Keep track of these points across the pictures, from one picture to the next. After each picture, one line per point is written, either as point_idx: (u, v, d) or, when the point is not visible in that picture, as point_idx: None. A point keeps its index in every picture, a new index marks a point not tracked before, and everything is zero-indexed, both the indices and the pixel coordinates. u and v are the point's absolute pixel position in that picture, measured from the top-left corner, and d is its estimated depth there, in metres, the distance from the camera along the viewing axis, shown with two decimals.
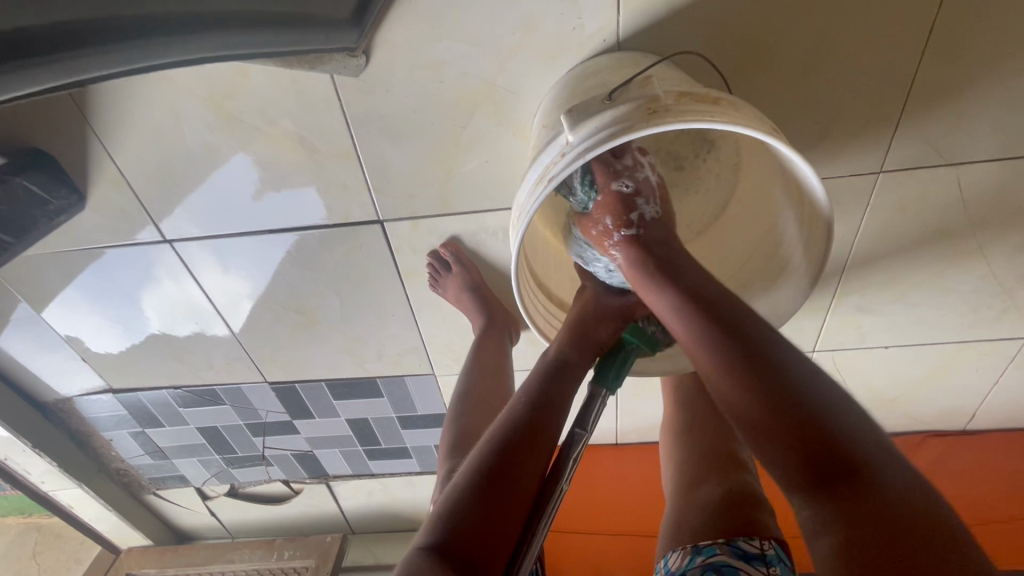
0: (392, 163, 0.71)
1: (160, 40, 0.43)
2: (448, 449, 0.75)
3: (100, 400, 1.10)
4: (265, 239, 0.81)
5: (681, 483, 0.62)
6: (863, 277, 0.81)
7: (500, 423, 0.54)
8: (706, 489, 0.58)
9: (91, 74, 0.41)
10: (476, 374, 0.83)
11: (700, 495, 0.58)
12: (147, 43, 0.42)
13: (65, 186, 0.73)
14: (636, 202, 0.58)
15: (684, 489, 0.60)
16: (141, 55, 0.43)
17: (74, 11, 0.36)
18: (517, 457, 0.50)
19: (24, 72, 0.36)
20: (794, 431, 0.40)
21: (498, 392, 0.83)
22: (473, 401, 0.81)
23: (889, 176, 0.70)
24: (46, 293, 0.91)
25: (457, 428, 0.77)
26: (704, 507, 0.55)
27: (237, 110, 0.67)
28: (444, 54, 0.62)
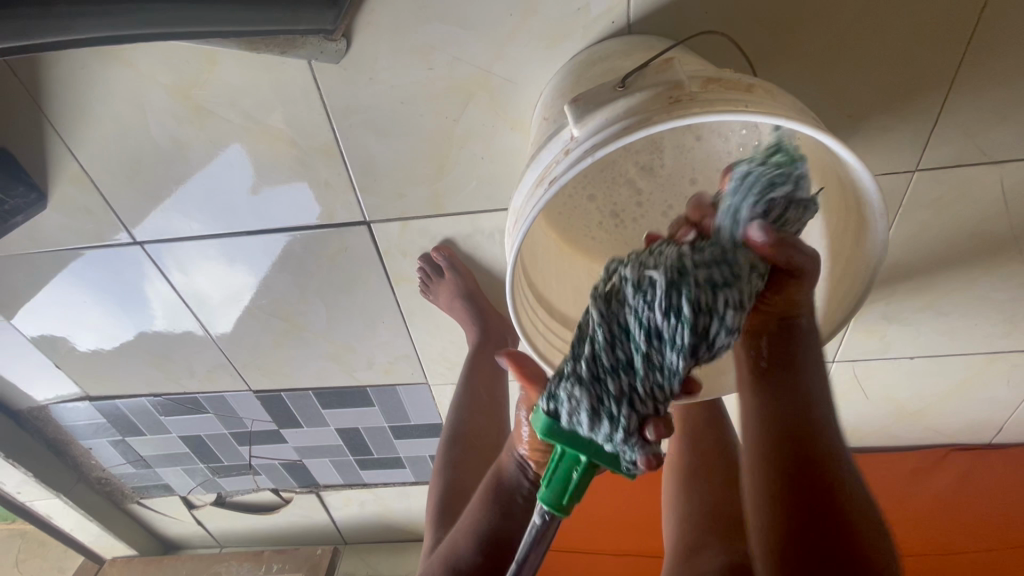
0: (377, 159, 0.65)
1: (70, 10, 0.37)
2: (432, 512, 0.69)
3: (77, 408, 1.04)
4: (245, 240, 0.75)
5: (681, 547, 0.56)
6: (891, 284, 0.75)
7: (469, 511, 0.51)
8: (707, 556, 0.52)
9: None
10: (467, 410, 0.77)
11: (699, 560, 0.52)
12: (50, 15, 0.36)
13: (22, 184, 0.67)
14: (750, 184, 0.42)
15: (684, 553, 0.54)
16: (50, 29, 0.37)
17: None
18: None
19: None
20: (796, 455, 0.36)
21: (490, 432, 0.77)
22: (464, 444, 0.75)
23: (925, 175, 0.63)
24: (11, 297, 0.85)
25: (447, 481, 0.71)
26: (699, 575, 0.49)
27: (207, 100, 0.61)
28: (434, 38, 0.56)
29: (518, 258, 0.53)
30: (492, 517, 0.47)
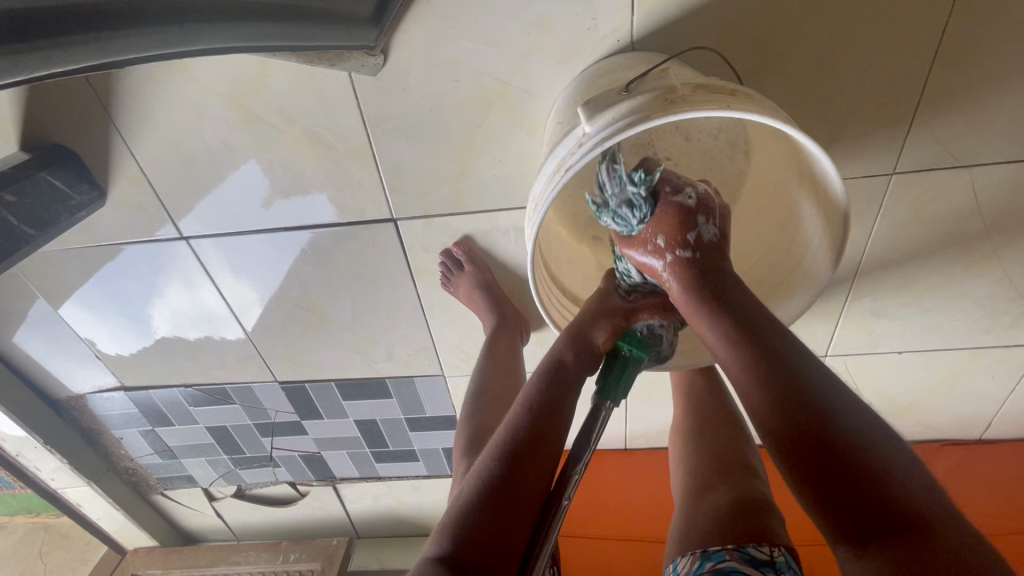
0: (406, 161, 0.72)
1: (181, 29, 0.43)
2: (462, 446, 0.74)
3: (112, 398, 1.11)
4: (280, 237, 0.82)
5: (690, 489, 0.61)
6: (876, 280, 0.81)
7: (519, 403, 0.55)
8: (715, 495, 0.57)
9: (117, 59, 0.42)
10: (489, 372, 0.82)
11: (709, 500, 0.56)
12: (166, 32, 0.42)
13: (87, 182, 0.75)
14: (696, 221, 0.54)
15: (694, 494, 0.59)
16: (162, 44, 0.43)
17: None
18: (518, 473, 0.48)
19: (59, 47, 0.36)
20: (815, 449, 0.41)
21: (511, 391, 0.81)
22: (488, 397, 0.80)
23: (902, 177, 0.70)
24: (62, 289, 0.92)
25: (472, 425, 0.77)
26: (713, 513, 0.54)
27: (256, 108, 0.69)
28: (461, 54, 0.63)
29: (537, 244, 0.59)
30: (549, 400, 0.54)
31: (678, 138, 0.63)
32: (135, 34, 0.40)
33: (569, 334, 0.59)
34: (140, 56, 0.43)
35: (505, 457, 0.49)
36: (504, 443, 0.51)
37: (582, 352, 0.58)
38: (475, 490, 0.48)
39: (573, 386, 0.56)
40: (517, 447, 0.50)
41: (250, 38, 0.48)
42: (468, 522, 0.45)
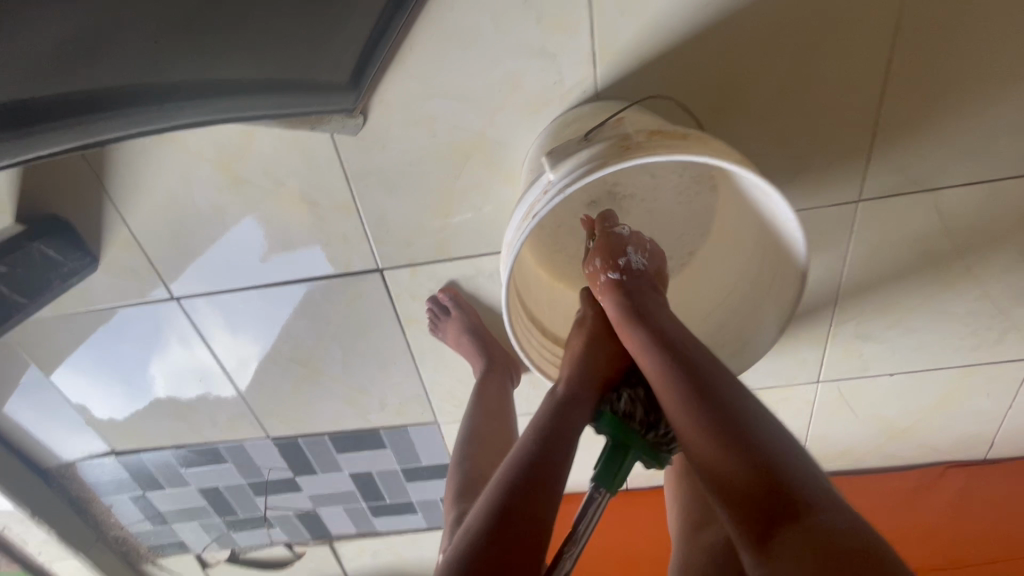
0: (389, 214, 0.75)
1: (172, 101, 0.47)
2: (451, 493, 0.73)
3: (102, 464, 1.09)
4: (271, 293, 0.83)
5: (687, 524, 0.61)
6: (858, 304, 0.82)
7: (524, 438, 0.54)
8: (712, 530, 0.57)
9: (114, 135, 0.45)
10: (480, 417, 0.81)
11: (706, 536, 0.56)
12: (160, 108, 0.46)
13: (79, 250, 0.77)
14: (626, 249, 0.61)
15: (691, 531, 0.59)
16: (160, 118, 0.47)
17: (113, 77, 0.41)
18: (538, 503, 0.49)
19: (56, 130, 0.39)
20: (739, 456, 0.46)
21: (504, 435, 0.81)
22: (479, 443, 0.79)
23: (868, 204, 0.72)
24: (54, 354, 0.93)
25: (464, 472, 0.75)
26: (711, 550, 0.54)
27: (244, 171, 0.72)
28: (436, 111, 0.67)
29: (512, 283, 0.61)
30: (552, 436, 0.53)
31: (650, 180, 0.66)
32: (131, 112, 0.44)
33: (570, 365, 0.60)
34: (132, 134, 0.47)
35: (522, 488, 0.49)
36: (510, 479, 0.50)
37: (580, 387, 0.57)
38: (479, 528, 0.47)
39: (582, 407, 0.56)
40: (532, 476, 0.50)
41: (240, 108, 0.52)
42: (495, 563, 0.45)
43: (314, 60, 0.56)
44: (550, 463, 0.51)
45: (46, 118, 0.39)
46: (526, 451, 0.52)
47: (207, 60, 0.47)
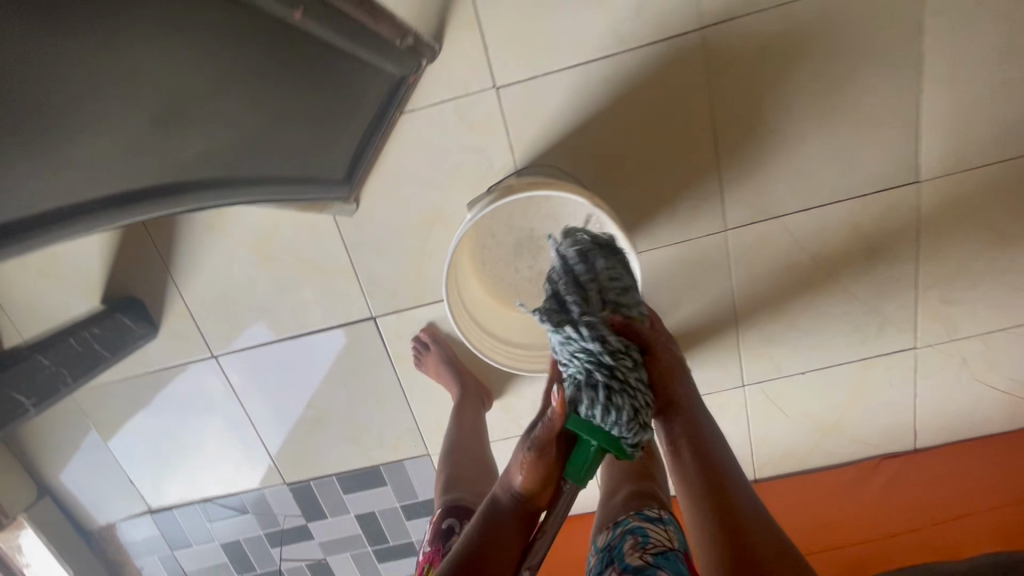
0: (378, 272, 0.99)
1: (235, 184, 0.65)
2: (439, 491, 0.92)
3: (138, 523, 1.23)
4: (290, 345, 1.06)
5: (606, 490, 0.78)
6: (755, 313, 1.02)
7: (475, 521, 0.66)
8: (620, 492, 0.74)
9: (200, 207, 0.63)
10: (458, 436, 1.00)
11: (616, 498, 0.73)
12: (227, 186, 0.64)
13: (146, 320, 1.01)
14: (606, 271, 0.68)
15: (607, 496, 0.76)
16: (228, 192, 0.65)
17: (199, 171, 0.60)
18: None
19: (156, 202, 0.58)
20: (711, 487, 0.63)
21: (479, 448, 0.99)
22: (459, 455, 0.97)
23: (734, 232, 0.96)
24: (113, 415, 1.13)
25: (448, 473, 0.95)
26: (617, 503, 0.71)
27: (272, 249, 0.98)
28: (407, 194, 0.94)
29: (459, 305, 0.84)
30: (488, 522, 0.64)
31: None
32: (210, 191, 0.63)
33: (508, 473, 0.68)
34: (213, 205, 0.65)
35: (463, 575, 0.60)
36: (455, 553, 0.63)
37: (511, 493, 0.65)
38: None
39: (507, 513, 0.65)
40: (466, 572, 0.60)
41: (272, 188, 0.71)
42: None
43: (330, 158, 0.79)
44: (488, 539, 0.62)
45: (149, 195, 0.57)
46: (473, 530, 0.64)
47: (259, 157, 0.66)
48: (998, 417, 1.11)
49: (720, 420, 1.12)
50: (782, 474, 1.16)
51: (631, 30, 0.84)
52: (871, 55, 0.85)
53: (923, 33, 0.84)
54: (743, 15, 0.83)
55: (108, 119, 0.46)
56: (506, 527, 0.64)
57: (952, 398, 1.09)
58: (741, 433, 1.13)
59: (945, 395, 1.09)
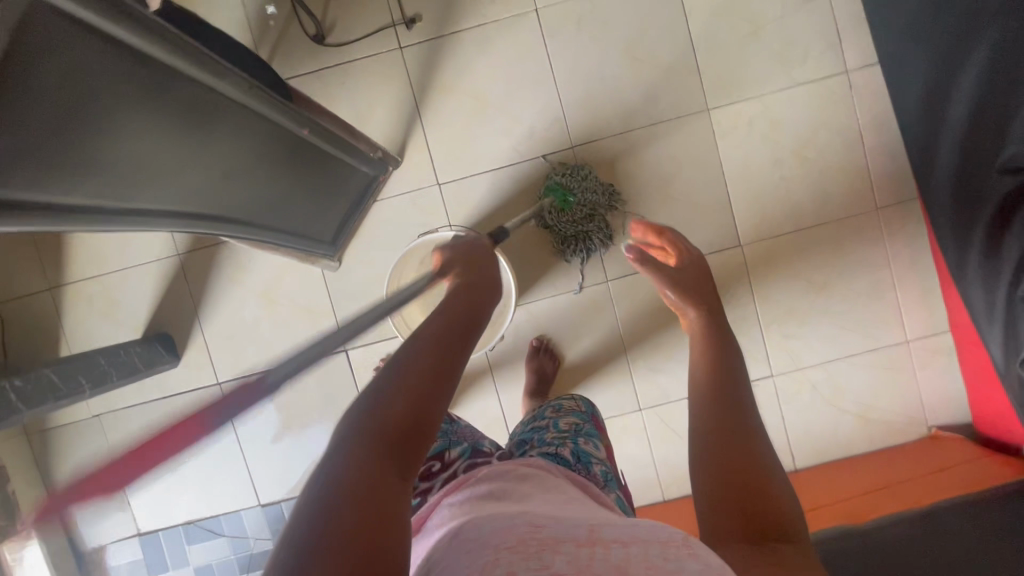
0: (352, 314, 1.33)
1: (267, 228, 1.00)
2: None
3: (125, 546, 1.39)
4: (279, 374, 1.35)
5: None
6: (640, 346, 1.33)
7: (355, 427, 0.50)
8: None
9: (246, 236, 0.96)
10: None
11: None
12: (262, 228, 0.98)
13: (174, 350, 1.33)
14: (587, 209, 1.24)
15: None
16: (263, 231, 0.99)
17: (249, 216, 0.94)
18: (400, 462, 0.49)
19: (225, 230, 0.90)
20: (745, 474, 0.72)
21: None
22: None
23: (614, 282, 1.31)
24: (127, 438, 1.38)
25: None
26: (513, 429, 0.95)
27: (276, 296, 1.33)
28: (376, 256, 1.31)
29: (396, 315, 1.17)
30: (370, 429, 0.49)
31: None
32: (253, 230, 0.96)
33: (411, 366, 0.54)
34: (252, 238, 0.98)
35: (393, 431, 0.50)
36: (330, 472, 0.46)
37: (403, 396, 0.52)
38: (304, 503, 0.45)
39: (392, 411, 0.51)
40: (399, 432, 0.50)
41: (287, 234, 1.06)
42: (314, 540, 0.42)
43: (319, 222, 1.15)
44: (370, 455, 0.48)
45: (222, 224, 0.88)
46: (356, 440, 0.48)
47: (281, 212, 1.01)
48: (857, 438, 1.34)
49: (627, 441, 1.36)
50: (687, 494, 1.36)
51: (527, 148, 1.28)
52: (687, 162, 1.28)
53: (719, 148, 1.28)
54: (598, 139, 1.28)
55: (212, 175, 0.79)
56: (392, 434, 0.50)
57: (813, 421, 1.34)
58: (645, 454, 1.36)
59: (807, 418, 1.34)
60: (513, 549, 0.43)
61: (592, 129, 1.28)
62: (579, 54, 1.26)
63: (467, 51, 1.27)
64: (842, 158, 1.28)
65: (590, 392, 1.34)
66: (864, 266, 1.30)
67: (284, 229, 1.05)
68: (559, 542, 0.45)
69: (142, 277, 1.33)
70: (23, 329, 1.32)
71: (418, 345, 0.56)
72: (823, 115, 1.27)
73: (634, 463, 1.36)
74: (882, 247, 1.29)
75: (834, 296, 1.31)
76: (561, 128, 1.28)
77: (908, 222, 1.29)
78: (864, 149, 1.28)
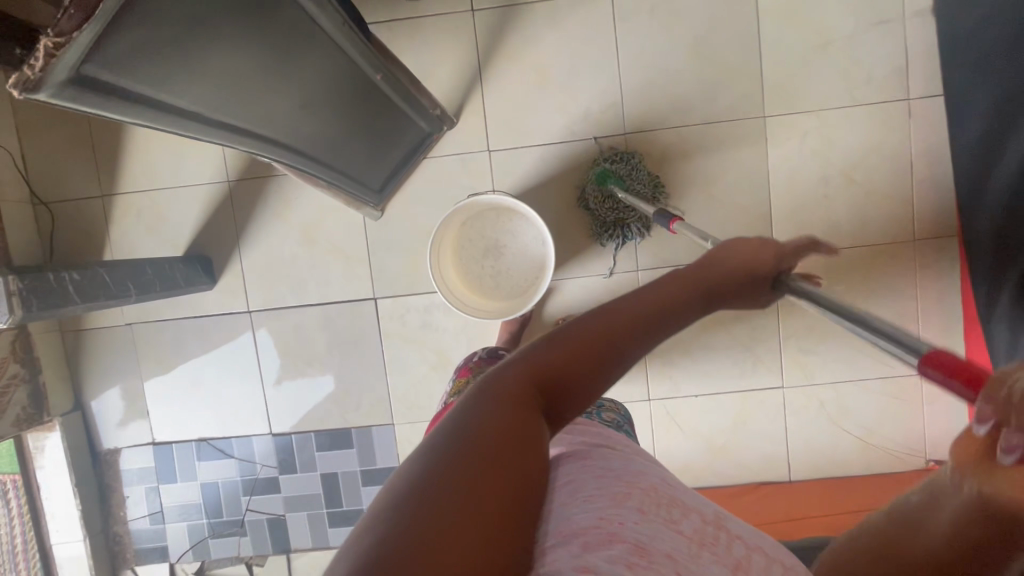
0: (386, 265, 1.37)
1: (328, 165, 1.03)
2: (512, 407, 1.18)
3: (140, 452, 1.45)
4: (308, 311, 1.39)
5: None
6: (660, 339, 1.36)
7: (487, 391, 0.49)
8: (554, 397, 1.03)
9: (310, 169, 0.99)
10: None
11: None
12: (323, 164, 1.01)
13: (211, 273, 1.37)
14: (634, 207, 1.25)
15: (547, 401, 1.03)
16: (324, 167, 1.02)
17: (313, 149, 0.96)
18: (536, 425, 0.48)
19: (293, 159, 0.92)
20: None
21: None
22: None
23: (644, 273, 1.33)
24: (154, 351, 1.43)
25: None
26: None
27: (315, 236, 1.37)
28: (417, 212, 1.35)
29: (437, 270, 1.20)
30: (508, 394, 0.49)
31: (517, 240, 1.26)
32: (316, 164, 0.99)
33: (555, 349, 0.53)
34: (313, 173, 1.01)
35: (527, 405, 0.49)
36: (462, 427, 0.45)
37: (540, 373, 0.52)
38: (432, 451, 0.43)
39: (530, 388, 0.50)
40: (534, 396, 0.50)
41: (343, 175, 1.09)
42: (452, 469, 0.42)
43: (372, 169, 1.18)
44: (504, 419, 0.46)
45: (292, 153, 0.91)
46: (485, 403, 0.47)
47: (341, 151, 1.04)
48: (856, 460, 1.37)
49: None
50: None
51: (581, 129, 1.30)
52: (735, 166, 1.30)
53: (768, 157, 1.29)
54: (652, 130, 1.29)
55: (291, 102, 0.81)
56: (531, 407, 0.49)
57: (816, 437, 1.37)
58: (646, 444, 1.39)
59: (810, 434, 1.36)
60: (626, 495, 0.54)
61: (648, 119, 1.29)
62: (646, 43, 1.27)
63: (537, 24, 1.28)
64: (889, 185, 1.29)
65: None
66: (892, 294, 1.32)
67: (342, 170, 1.08)
68: (689, 510, 0.56)
69: (191, 198, 1.37)
70: (72, 232, 1.37)
71: (568, 331, 0.55)
72: (878, 139, 1.28)
73: None
74: (913, 278, 1.31)
75: None
76: (616, 114, 1.29)
77: (943, 257, 1.30)
78: (912, 179, 1.28)
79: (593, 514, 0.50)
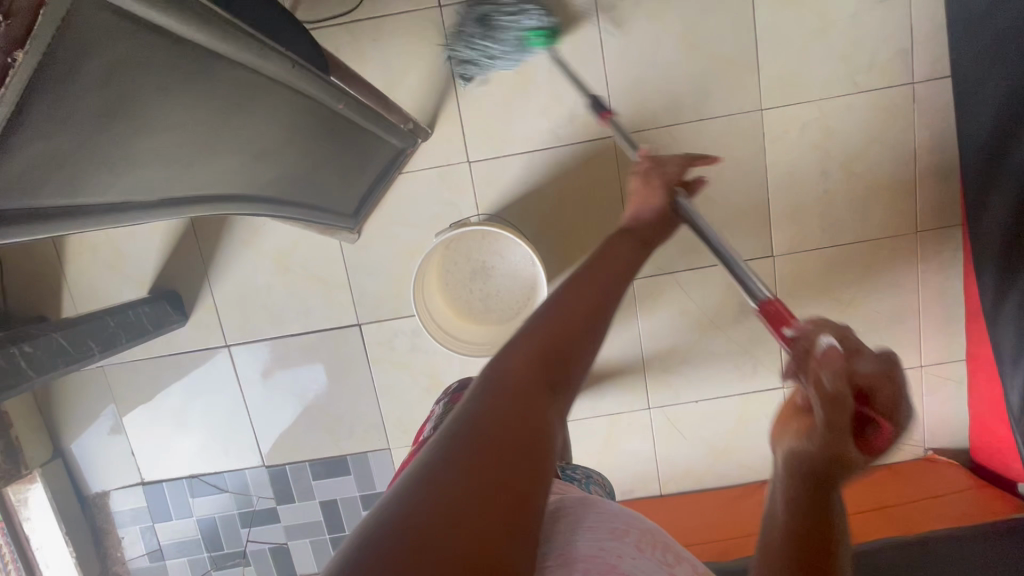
0: (368, 289, 1.29)
1: (297, 204, 0.95)
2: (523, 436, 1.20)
3: (129, 493, 1.41)
4: (290, 341, 1.32)
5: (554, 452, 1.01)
6: (658, 346, 1.31)
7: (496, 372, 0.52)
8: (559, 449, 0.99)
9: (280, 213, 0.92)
10: None
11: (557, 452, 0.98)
12: (293, 206, 0.93)
13: (182, 310, 1.29)
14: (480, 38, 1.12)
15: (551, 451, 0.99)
16: (294, 208, 0.94)
17: (279, 193, 0.88)
18: (543, 400, 0.51)
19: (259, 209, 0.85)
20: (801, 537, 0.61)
21: None
22: None
23: (637, 281, 1.28)
24: (132, 391, 1.37)
25: None
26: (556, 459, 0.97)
27: (289, 263, 1.28)
28: (397, 232, 1.26)
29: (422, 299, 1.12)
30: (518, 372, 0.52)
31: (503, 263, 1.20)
32: (285, 207, 0.92)
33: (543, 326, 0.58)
34: (283, 216, 0.94)
35: (535, 380, 0.52)
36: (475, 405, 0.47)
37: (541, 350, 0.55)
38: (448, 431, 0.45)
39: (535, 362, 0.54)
40: (533, 372, 0.53)
41: (317, 210, 1.02)
42: (465, 443, 0.43)
43: (346, 196, 1.10)
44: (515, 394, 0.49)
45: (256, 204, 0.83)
46: (497, 379, 0.51)
47: (311, 187, 0.96)
48: None
49: (632, 436, 1.37)
50: (683, 491, 1.39)
51: (566, 133, 1.21)
52: (731, 165, 1.22)
53: (766, 153, 1.22)
54: (642, 130, 1.21)
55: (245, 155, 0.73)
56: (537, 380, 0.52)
57: None
58: (648, 450, 1.38)
59: None
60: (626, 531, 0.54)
61: (637, 119, 1.20)
62: (632, 34, 1.16)
63: None
64: (892, 176, 1.23)
65: (602, 386, 1.34)
66: (893, 288, 1.28)
67: (315, 205, 1.00)
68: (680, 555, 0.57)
69: (150, 230, 1.26)
70: (27, 273, 1.28)
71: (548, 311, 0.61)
72: (880, 128, 1.20)
73: (636, 458, 1.38)
74: (915, 270, 1.27)
75: (859, 316, 1.29)
76: None
77: (946, 247, 1.25)
78: (915, 168, 1.22)
79: (595, 541, 0.51)
